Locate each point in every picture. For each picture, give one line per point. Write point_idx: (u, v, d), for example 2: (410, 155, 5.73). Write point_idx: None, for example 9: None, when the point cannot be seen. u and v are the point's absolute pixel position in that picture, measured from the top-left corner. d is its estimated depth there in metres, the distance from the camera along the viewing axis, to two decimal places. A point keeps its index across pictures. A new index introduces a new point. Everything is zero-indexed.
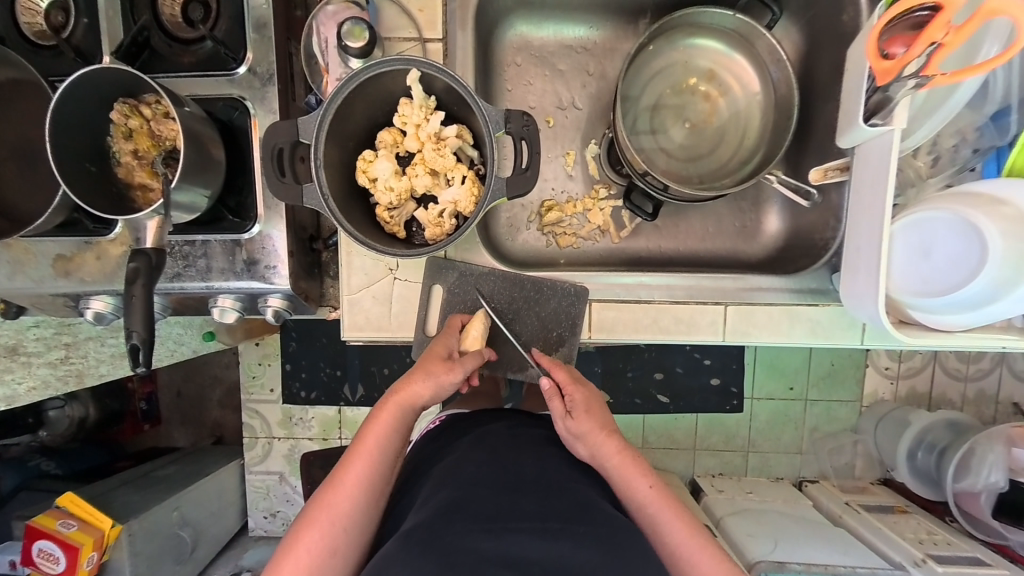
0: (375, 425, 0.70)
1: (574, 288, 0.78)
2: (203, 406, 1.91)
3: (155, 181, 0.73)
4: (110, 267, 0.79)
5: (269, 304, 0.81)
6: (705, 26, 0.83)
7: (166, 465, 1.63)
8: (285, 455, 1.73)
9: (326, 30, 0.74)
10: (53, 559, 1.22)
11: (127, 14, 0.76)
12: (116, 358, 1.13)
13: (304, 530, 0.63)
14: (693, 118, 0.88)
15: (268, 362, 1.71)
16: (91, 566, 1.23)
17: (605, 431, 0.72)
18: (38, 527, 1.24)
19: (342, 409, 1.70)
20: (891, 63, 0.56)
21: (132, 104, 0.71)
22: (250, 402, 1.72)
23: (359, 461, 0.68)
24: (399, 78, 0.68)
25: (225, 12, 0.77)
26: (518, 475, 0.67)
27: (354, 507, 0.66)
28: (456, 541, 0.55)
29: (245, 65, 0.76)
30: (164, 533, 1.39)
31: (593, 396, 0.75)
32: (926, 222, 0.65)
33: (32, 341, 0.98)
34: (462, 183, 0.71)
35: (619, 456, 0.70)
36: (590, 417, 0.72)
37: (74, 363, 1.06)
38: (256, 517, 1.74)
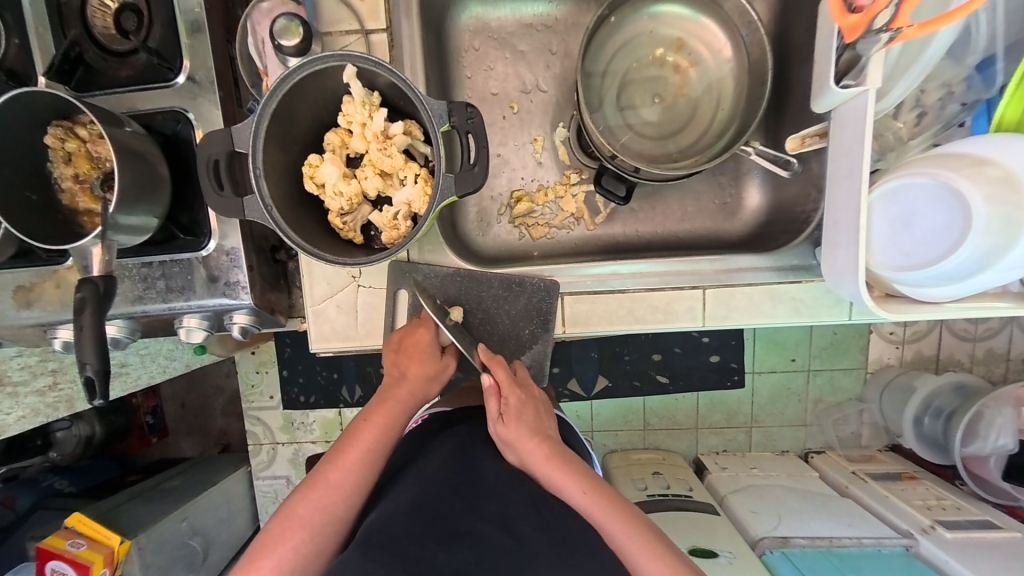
0: (369, 426, 0.69)
1: (545, 283, 0.75)
2: (208, 416, 1.94)
3: (97, 205, 0.70)
4: (70, 295, 0.78)
5: (234, 320, 0.79)
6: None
7: (173, 477, 1.66)
8: (290, 458, 1.75)
9: (263, 26, 0.70)
10: None
11: (59, 31, 0.72)
12: None
13: (287, 530, 0.61)
14: (663, 92, 0.83)
15: (265, 370, 1.72)
16: None
17: (534, 437, 0.70)
18: (47, 548, 1.26)
19: (342, 411, 1.71)
20: (858, 17, 0.51)
21: (67, 126, 0.68)
22: (251, 410, 1.74)
23: (349, 463, 0.66)
24: (339, 76, 0.64)
25: (157, 18, 0.73)
26: (480, 479, 0.66)
27: (343, 509, 0.64)
28: (413, 548, 0.54)
29: (183, 74, 0.72)
30: (173, 543, 1.42)
31: (529, 401, 0.73)
32: (906, 190, 0.60)
33: (16, 370, 0.96)
34: (415, 182, 0.67)
35: (549, 463, 0.68)
36: (518, 423, 0.70)
37: (62, 388, 1.06)
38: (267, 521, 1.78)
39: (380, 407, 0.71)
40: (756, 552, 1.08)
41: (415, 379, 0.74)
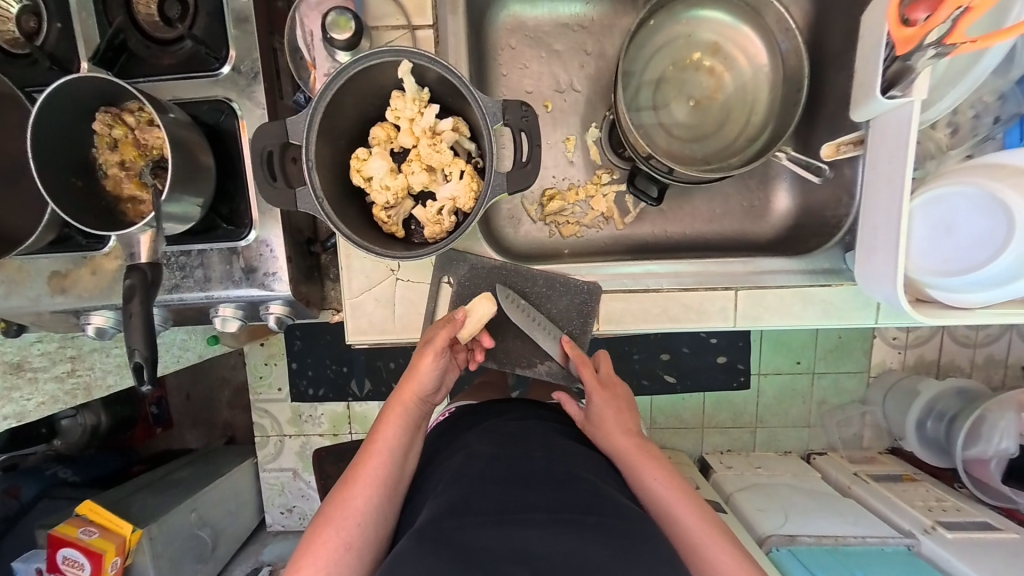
0: (385, 422, 0.71)
1: (586, 284, 0.77)
2: (214, 407, 1.94)
3: (144, 193, 0.71)
4: (106, 281, 0.78)
5: (269, 311, 0.78)
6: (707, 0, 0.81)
7: (180, 468, 1.65)
8: (297, 451, 1.76)
9: (310, 20, 0.71)
10: (77, 566, 1.24)
11: (102, 17, 0.72)
12: (122, 367, 1.12)
13: (322, 530, 0.62)
14: (697, 94, 0.85)
15: (274, 362, 1.72)
16: (115, 570, 1.25)
17: (622, 427, 0.76)
18: (59, 535, 1.26)
19: (351, 405, 1.73)
20: (913, 30, 0.54)
21: (115, 113, 0.69)
22: (259, 402, 1.75)
23: (375, 461, 0.68)
24: (390, 70, 0.65)
25: (203, 8, 0.73)
26: (525, 469, 0.66)
27: (370, 505, 0.64)
28: (468, 538, 0.55)
29: (229, 64, 0.72)
30: (184, 534, 1.42)
31: (615, 394, 0.79)
32: (946, 198, 0.63)
33: (37, 357, 0.96)
34: (461, 179, 0.68)
35: (632, 449, 0.73)
36: (605, 414, 0.77)
37: (81, 375, 1.04)
38: (273, 513, 1.78)
39: (391, 405, 0.72)
40: (764, 548, 1.10)
41: (410, 377, 0.72)
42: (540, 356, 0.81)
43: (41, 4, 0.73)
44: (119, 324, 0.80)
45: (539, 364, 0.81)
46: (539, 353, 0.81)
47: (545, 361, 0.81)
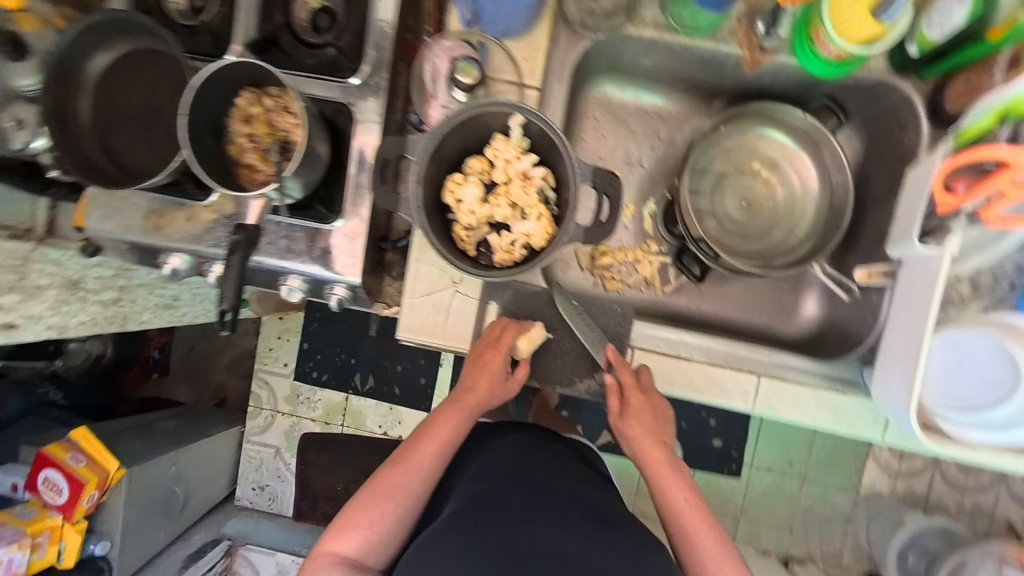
0: (442, 421, 0.80)
1: (623, 309, 0.84)
2: (215, 367, 1.98)
3: (263, 165, 0.80)
4: (198, 229, 0.86)
5: (333, 292, 0.86)
6: (779, 122, 0.90)
7: (170, 418, 1.68)
8: (285, 431, 1.80)
9: (440, 62, 0.82)
10: (56, 489, 1.25)
11: (265, 14, 0.85)
12: (157, 308, 1.32)
13: (376, 497, 0.73)
14: (750, 196, 0.94)
15: (286, 337, 1.83)
16: (90, 503, 1.27)
17: (653, 439, 0.84)
18: (48, 455, 1.28)
19: (349, 397, 1.80)
20: (953, 199, 0.64)
21: (258, 94, 0.79)
22: (262, 372, 1.83)
23: (425, 449, 0.78)
24: (503, 117, 0.75)
25: (350, 29, 0.86)
26: (541, 480, 0.76)
27: (419, 484, 0.75)
28: (489, 526, 0.65)
29: (359, 77, 0.83)
30: (159, 485, 1.43)
31: (656, 403, 0.84)
32: (961, 341, 0.71)
33: (92, 279, 1.11)
34: (538, 220, 0.76)
35: (660, 457, 0.83)
36: (641, 425, 0.83)
37: (123, 305, 1.22)
38: (245, 488, 1.81)
39: (450, 410, 0.81)
40: None
41: (477, 393, 0.81)
42: (579, 375, 0.85)
43: None
44: (191, 268, 0.90)
45: (578, 383, 0.85)
46: (578, 372, 0.85)
47: (584, 379, 0.85)
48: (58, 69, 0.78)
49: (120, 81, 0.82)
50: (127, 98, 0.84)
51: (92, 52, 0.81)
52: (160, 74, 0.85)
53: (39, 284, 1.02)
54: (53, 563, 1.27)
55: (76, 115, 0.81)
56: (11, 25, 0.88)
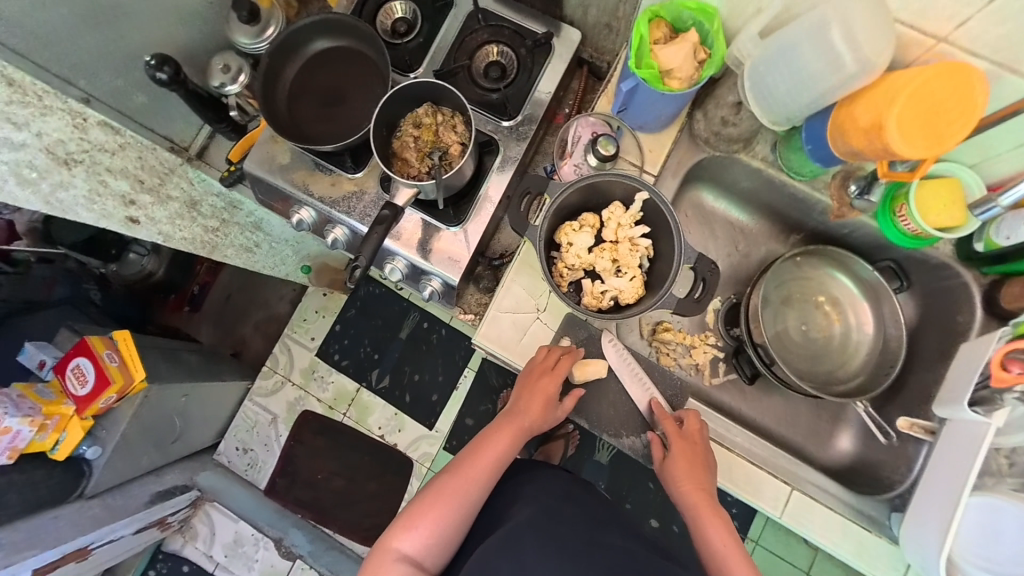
0: (498, 438, 0.87)
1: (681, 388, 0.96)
2: (242, 319, 2.04)
3: (418, 164, 0.92)
4: (336, 195, 0.99)
5: (430, 283, 0.98)
6: (851, 270, 0.99)
7: (191, 352, 1.73)
8: (290, 401, 1.85)
9: (582, 131, 0.96)
10: (82, 380, 1.30)
11: (453, 54, 1.03)
12: (241, 249, 1.45)
13: (439, 500, 0.81)
14: (809, 324, 1.02)
15: (324, 314, 1.92)
16: (104, 404, 1.29)
17: (698, 483, 0.84)
18: (87, 345, 1.32)
19: (361, 390, 1.86)
20: (1009, 376, 0.70)
21: (436, 109, 0.93)
22: (289, 338, 1.90)
23: (482, 461, 0.85)
24: (628, 189, 0.86)
25: (516, 82, 1.00)
26: (591, 514, 0.91)
27: (477, 495, 0.83)
28: (566, 540, 0.80)
29: (512, 122, 0.98)
30: (163, 410, 1.45)
31: (701, 447, 0.85)
32: (1000, 513, 0.77)
33: (208, 206, 1.28)
34: (631, 280, 0.86)
35: (703, 507, 0.82)
36: (686, 468, 0.83)
37: (219, 236, 1.37)
38: (229, 445, 1.84)
39: (505, 428, 0.88)
40: None
41: (531, 414, 0.88)
42: (628, 430, 0.92)
43: (419, 23, 1.03)
44: (312, 224, 1.04)
45: (625, 437, 0.92)
46: (628, 427, 0.92)
47: (632, 436, 0.92)
48: (285, 42, 0.94)
49: (328, 63, 0.98)
50: (324, 78, 0.98)
51: (313, 38, 0.97)
52: (358, 65, 0.99)
53: (171, 195, 1.17)
54: (44, 450, 1.27)
55: (283, 79, 0.97)
56: None
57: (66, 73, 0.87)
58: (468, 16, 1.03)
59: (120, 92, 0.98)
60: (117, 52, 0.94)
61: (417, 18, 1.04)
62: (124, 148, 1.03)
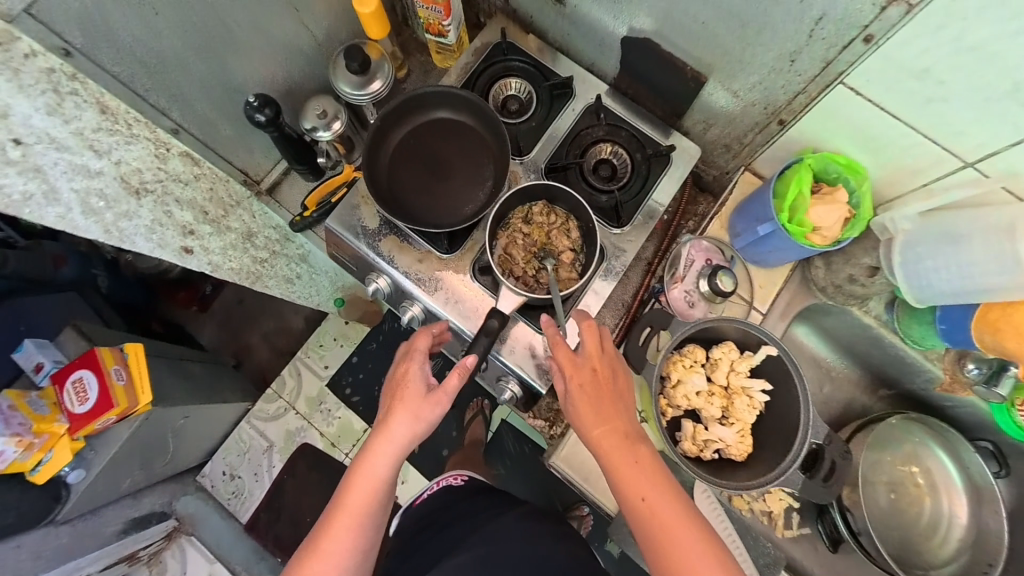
0: (365, 470, 0.74)
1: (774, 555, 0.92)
2: (251, 326, 1.86)
3: (525, 266, 0.85)
4: (427, 272, 0.91)
5: (508, 385, 0.90)
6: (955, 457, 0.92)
7: (196, 363, 1.56)
8: (288, 429, 1.70)
9: (695, 256, 0.90)
10: (81, 396, 1.13)
11: (565, 144, 0.96)
12: (283, 281, 1.32)
13: (313, 558, 0.71)
14: (898, 493, 0.96)
15: (342, 343, 1.77)
16: (100, 425, 1.14)
17: (611, 414, 0.68)
18: (93, 356, 1.15)
19: (368, 431, 1.71)
20: None
21: (551, 207, 0.86)
22: (301, 361, 1.75)
23: (351, 497, 0.73)
24: (752, 339, 0.80)
25: (628, 187, 0.94)
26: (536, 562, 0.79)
27: (355, 542, 0.72)
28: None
29: (620, 230, 0.92)
30: (156, 433, 1.28)
31: (614, 371, 0.71)
32: None
33: (264, 237, 1.16)
34: (738, 431, 0.79)
35: (619, 448, 0.67)
36: (580, 390, 0.70)
37: (267, 268, 1.24)
38: (217, 465, 1.68)
39: (366, 456, 0.74)
40: None
41: (397, 424, 0.74)
42: None
43: (532, 107, 0.98)
44: (388, 294, 0.97)
45: None
46: None
47: None
48: (401, 106, 0.88)
49: (439, 135, 0.91)
50: (430, 148, 0.92)
51: (427, 108, 0.91)
52: (469, 140, 0.92)
53: (230, 226, 1.07)
54: (22, 470, 1.10)
55: (388, 142, 0.90)
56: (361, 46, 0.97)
57: (163, 104, 0.78)
58: (586, 111, 0.97)
59: (208, 123, 0.88)
60: (217, 85, 0.84)
61: (531, 100, 0.99)
62: (198, 179, 0.94)
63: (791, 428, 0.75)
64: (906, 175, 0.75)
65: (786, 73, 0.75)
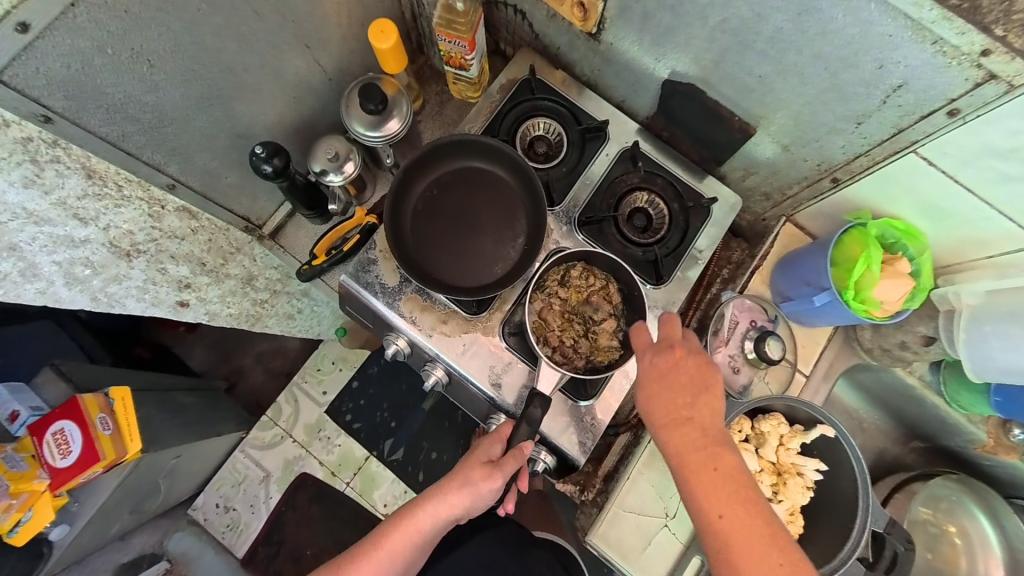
0: (411, 525, 0.74)
1: None
2: (246, 345, 1.65)
3: (563, 334, 0.80)
4: (451, 333, 0.83)
5: (540, 454, 0.82)
6: (998, 521, 0.88)
7: (188, 392, 1.36)
8: (288, 458, 1.50)
9: (738, 316, 0.86)
10: (64, 448, 0.93)
11: (600, 192, 0.90)
12: (284, 318, 1.19)
13: None
14: (933, 551, 0.93)
15: (342, 366, 1.57)
16: (84, 479, 0.95)
17: (695, 417, 0.62)
18: (74, 404, 0.94)
19: (371, 459, 1.52)
20: None
21: (587, 268, 0.82)
22: (298, 387, 1.55)
23: (388, 547, 0.73)
24: (804, 416, 0.77)
25: (667, 239, 0.88)
26: None
27: None
28: None
29: (658, 288, 0.86)
30: (147, 477, 1.11)
31: (699, 368, 0.64)
32: None
33: (265, 278, 1.04)
34: (789, 511, 0.75)
35: (692, 448, 0.60)
36: (656, 390, 0.65)
37: (264, 309, 1.12)
38: (209, 498, 1.47)
39: (416, 513, 0.75)
40: None
41: (456, 491, 0.75)
42: None
43: (563, 154, 0.90)
44: (408, 354, 0.86)
45: None
46: None
47: None
48: (425, 157, 0.82)
49: (464, 188, 0.84)
50: (455, 203, 0.84)
51: (451, 158, 0.84)
52: (498, 193, 0.85)
53: (230, 274, 0.96)
54: None
55: (410, 195, 0.83)
56: (376, 82, 0.88)
57: (159, 160, 0.70)
58: (620, 157, 0.91)
59: (209, 174, 0.80)
60: (221, 132, 0.77)
61: (561, 142, 0.91)
62: (197, 232, 0.84)
63: (847, 512, 0.72)
64: (969, 246, 0.72)
65: (848, 135, 0.69)
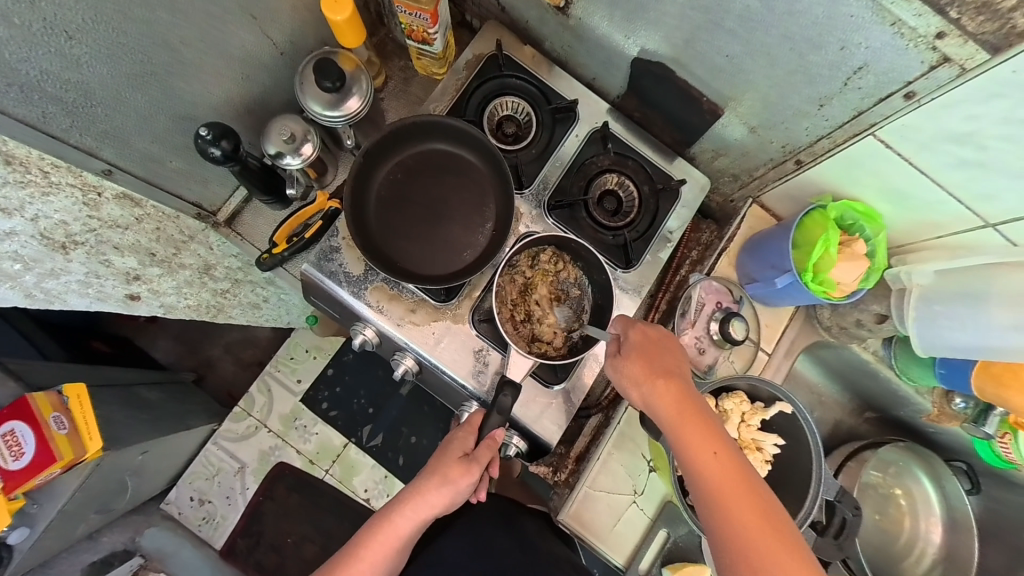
0: (389, 528, 0.75)
1: None
2: (212, 336, 1.59)
3: (534, 320, 0.81)
4: (419, 322, 0.81)
5: (513, 441, 0.82)
6: (938, 482, 0.97)
7: (154, 386, 1.32)
8: (263, 449, 1.47)
9: (705, 299, 0.88)
10: (15, 449, 0.88)
11: (570, 175, 0.88)
12: (251, 309, 1.15)
13: None
14: (884, 513, 1.00)
15: (316, 354, 1.53)
16: (41, 481, 0.90)
17: (670, 378, 0.67)
18: (25, 403, 0.90)
19: (349, 446, 1.51)
20: None
21: (558, 254, 0.82)
22: (270, 377, 1.50)
23: (369, 554, 0.75)
24: (765, 394, 0.80)
25: (637, 223, 0.88)
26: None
27: None
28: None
29: (629, 272, 0.87)
30: (113, 476, 1.07)
31: (667, 339, 0.72)
32: None
33: (225, 268, 0.99)
34: None
35: (674, 407, 0.66)
36: (630, 356, 0.70)
37: (227, 299, 1.07)
38: (182, 492, 1.43)
39: (393, 518, 0.76)
40: None
41: (433, 491, 0.75)
42: None
43: (534, 134, 0.88)
44: (377, 344, 0.85)
45: None
46: None
47: None
48: (390, 140, 0.78)
49: (431, 173, 0.82)
50: (422, 189, 0.82)
51: (417, 141, 0.81)
52: (467, 178, 0.82)
53: (184, 264, 0.90)
54: None
55: (371, 181, 0.80)
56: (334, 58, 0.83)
57: (89, 143, 0.64)
58: (591, 138, 0.89)
59: (152, 159, 0.75)
60: (161, 109, 0.71)
61: (529, 124, 0.89)
62: (141, 221, 0.77)
63: (804, 484, 0.76)
64: (924, 227, 0.74)
65: (813, 117, 0.70)
